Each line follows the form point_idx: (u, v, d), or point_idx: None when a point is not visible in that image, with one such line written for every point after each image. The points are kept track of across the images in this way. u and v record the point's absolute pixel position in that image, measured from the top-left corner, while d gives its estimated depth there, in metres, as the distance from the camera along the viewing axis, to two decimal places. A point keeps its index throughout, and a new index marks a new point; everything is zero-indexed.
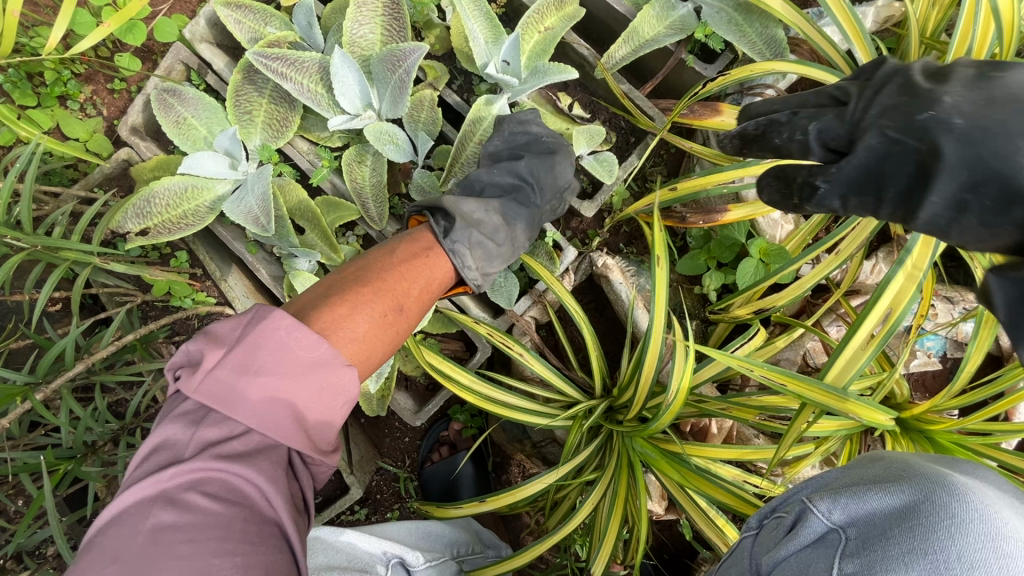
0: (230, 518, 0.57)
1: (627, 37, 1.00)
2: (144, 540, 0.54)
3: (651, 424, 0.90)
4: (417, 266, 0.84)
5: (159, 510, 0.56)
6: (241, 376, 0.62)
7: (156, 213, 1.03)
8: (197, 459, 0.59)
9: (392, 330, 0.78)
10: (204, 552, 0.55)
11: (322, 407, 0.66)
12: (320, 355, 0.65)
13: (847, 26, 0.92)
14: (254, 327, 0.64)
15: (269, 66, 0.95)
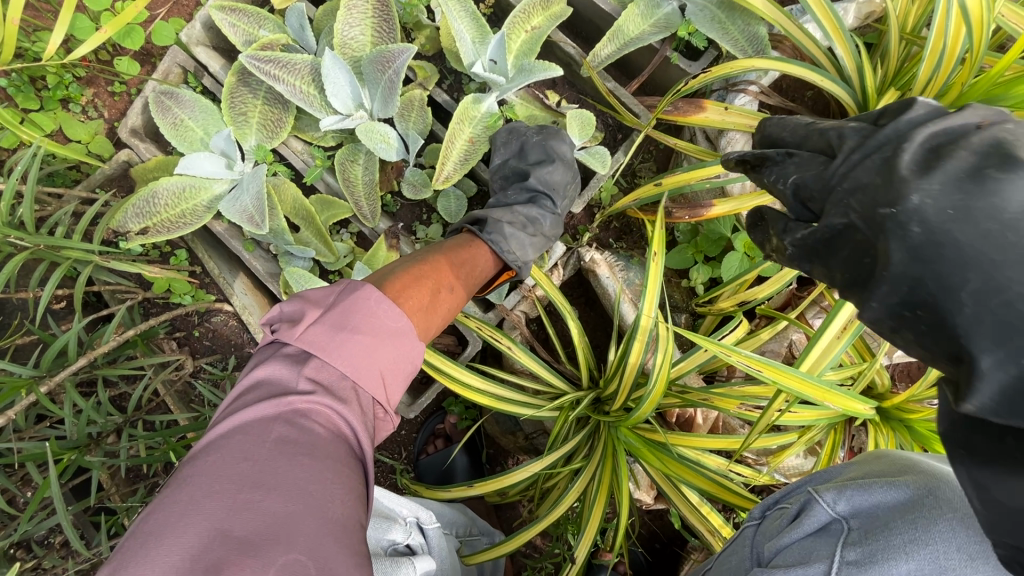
0: (336, 445, 0.57)
1: (612, 36, 1.02)
2: (268, 450, 0.54)
3: (634, 414, 0.94)
4: (465, 253, 0.89)
5: (280, 425, 0.56)
6: (339, 331, 0.63)
7: (156, 213, 1.06)
8: (306, 387, 0.59)
9: (444, 308, 0.81)
10: (322, 465, 0.54)
11: (397, 376, 0.67)
12: (401, 325, 0.68)
13: (827, 23, 0.93)
14: (348, 294, 0.67)
15: (261, 69, 0.98)
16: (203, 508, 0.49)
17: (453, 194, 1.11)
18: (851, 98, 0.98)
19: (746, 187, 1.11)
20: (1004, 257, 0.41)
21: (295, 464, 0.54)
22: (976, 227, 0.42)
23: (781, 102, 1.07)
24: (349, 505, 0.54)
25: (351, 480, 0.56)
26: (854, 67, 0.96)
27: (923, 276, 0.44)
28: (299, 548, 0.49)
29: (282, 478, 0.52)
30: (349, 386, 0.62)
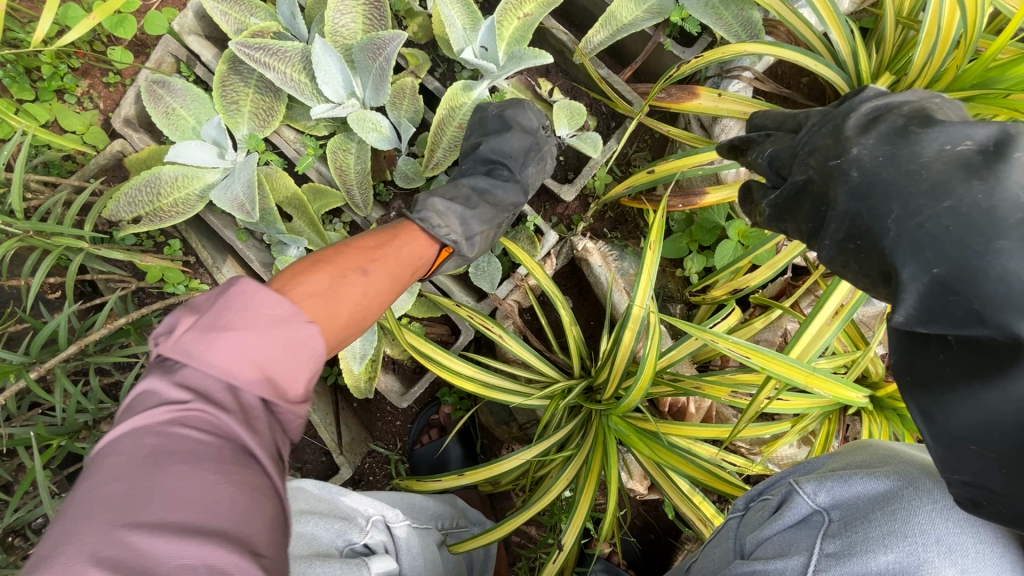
0: (222, 450, 0.50)
1: (604, 21, 1.01)
2: (143, 462, 0.48)
3: (623, 401, 0.93)
4: (387, 237, 0.83)
5: (153, 439, 0.49)
6: (207, 332, 0.54)
7: (147, 202, 1.06)
8: (173, 399, 0.51)
9: (355, 292, 0.72)
10: (201, 469, 0.48)
11: (297, 363, 0.58)
12: (288, 309, 0.59)
13: (821, 7, 0.92)
14: (223, 288, 0.58)
15: (251, 56, 0.97)
16: (78, 536, 0.43)
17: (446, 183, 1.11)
18: (846, 84, 0.97)
19: (739, 174, 1.10)
20: (918, 188, 0.50)
21: (170, 473, 0.47)
22: (900, 168, 0.53)
23: (775, 88, 1.06)
24: (237, 503, 0.48)
25: (247, 480, 0.50)
26: (849, 52, 0.95)
27: (859, 212, 0.55)
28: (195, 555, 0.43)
29: (156, 490, 0.46)
30: (225, 388, 0.54)
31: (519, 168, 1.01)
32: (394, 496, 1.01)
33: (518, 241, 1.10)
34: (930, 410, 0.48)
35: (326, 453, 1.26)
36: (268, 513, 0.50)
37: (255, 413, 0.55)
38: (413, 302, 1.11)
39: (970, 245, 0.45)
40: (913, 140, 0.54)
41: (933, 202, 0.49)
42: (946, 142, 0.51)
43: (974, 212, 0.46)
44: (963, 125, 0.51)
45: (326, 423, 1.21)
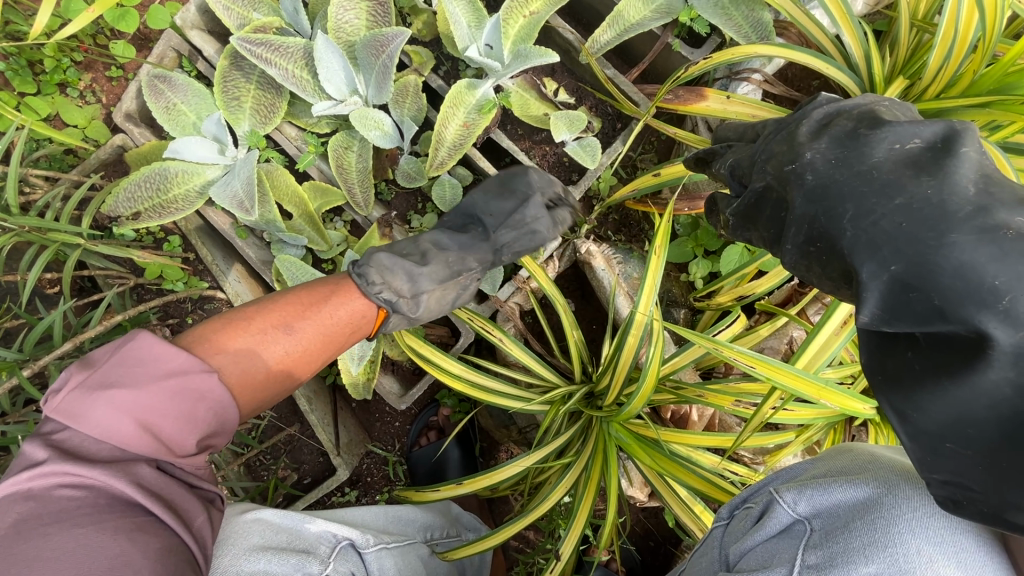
0: (101, 499, 0.59)
1: (611, 21, 0.99)
2: (10, 529, 0.56)
3: (625, 409, 0.91)
4: (320, 290, 0.88)
5: (20, 504, 0.57)
6: (94, 391, 0.63)
7: (146, 198, 1.05)
8: (48, 459, 0.59)
9: (276, 348, 0.80)
10: (66, 525, 0.56)
11: (183, 414, 0.67)
12: (176, 365, 0.68)
13: (833, 8, 0.90)
14: (119, 348, 0.67)
15: (252, 52, 0.96)
16: None
17: (449, 183, 1.09)
18: (858, 87, 0.95)
19: None
20: (869, 188, 0.55)
21: (37, 537, 0.55)
22: (851, 170, 0.57)
23: (785, 91, 1.04)
24: (111, 552, 0.56)
25: (124, 523, 0.59)
26: (861, 54, 0.93)
27: (816, 214, 0.59)
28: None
29: (20, 555, 0.54)
30: (129, 437, 0.63)
31: (496, 227, 0.99)
32: (376, 510, 1.03)
33: None
34: (903, 411, 0.50)
35: (323, 453, 1.25)
36: (153, 551, 0.58)
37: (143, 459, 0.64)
38: None
39: (924, 240, 0.49)
40: (863, 142, 0.59)
41: (885, 200, 0.53)
42: (895, 142, 0.56)
43: (926, 205, 0.50)
44: (910, 125, 0.56)
45: (324, 424, 1.20)
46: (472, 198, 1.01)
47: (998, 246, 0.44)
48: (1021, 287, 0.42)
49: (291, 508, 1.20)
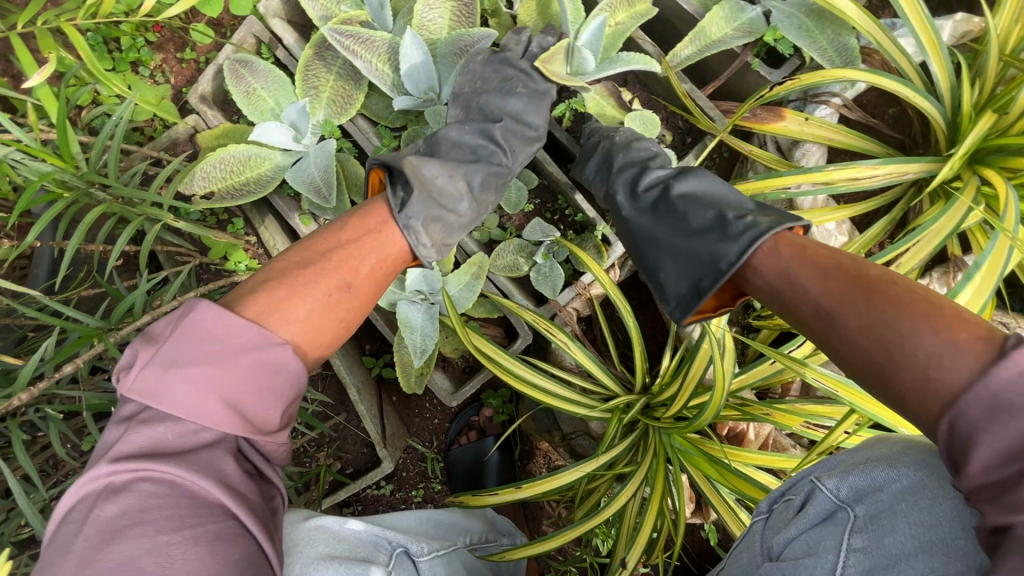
0: (177, 499, 0.53)
1: (693, 36, 1.01)
2: (92, 532, 0.51)
3: (694, 422, 0.91)
4: (366, 240, 0.81)
5: (104, 502, 0.53)
6: (168, 369, 0.59)
7: (220, 178, 1.07)
8: (123, 453, 0.55)
9: (341, 310, 0.75)
10: (149, 527, 0.51)
11: (261, 387, 0.62)
12: (248, 339, 0.63)
13: (923, 36, 0.91)
14: (182, 322, 0.61)
15: (341, 42, 0.98)
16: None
17: (513, 184, 1.09)
18: (942, 116, 0.95)
19: (816, 202, 1.09)
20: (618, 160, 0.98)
21: (122, 538, 0.51)
22: (614, 156, 0.99)
23: (862, 117, 1.05)
24: (194, 556, 0.51)
25: (200, 528, 0.53)
26: (947, 85, 0.94)
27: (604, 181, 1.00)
28: None
29: (107, 558, 0.50)
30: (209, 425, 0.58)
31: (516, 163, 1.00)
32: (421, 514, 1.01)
33: (584, 248, 1.10)
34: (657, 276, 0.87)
35: (368, 445, 1.26)
36: (234, 553, 0.53)
37: (222, 449, 0.58)
38: (473, 303, 1.11)
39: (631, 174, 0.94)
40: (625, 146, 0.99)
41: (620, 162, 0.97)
42: (638, 145, 1.00)
43: (627, 161, 0.96)
44: (639, 140, 1.01)
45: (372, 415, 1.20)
46: (504, 119, 0.98)
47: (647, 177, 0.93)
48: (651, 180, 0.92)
49: (336, 496, 1.21)
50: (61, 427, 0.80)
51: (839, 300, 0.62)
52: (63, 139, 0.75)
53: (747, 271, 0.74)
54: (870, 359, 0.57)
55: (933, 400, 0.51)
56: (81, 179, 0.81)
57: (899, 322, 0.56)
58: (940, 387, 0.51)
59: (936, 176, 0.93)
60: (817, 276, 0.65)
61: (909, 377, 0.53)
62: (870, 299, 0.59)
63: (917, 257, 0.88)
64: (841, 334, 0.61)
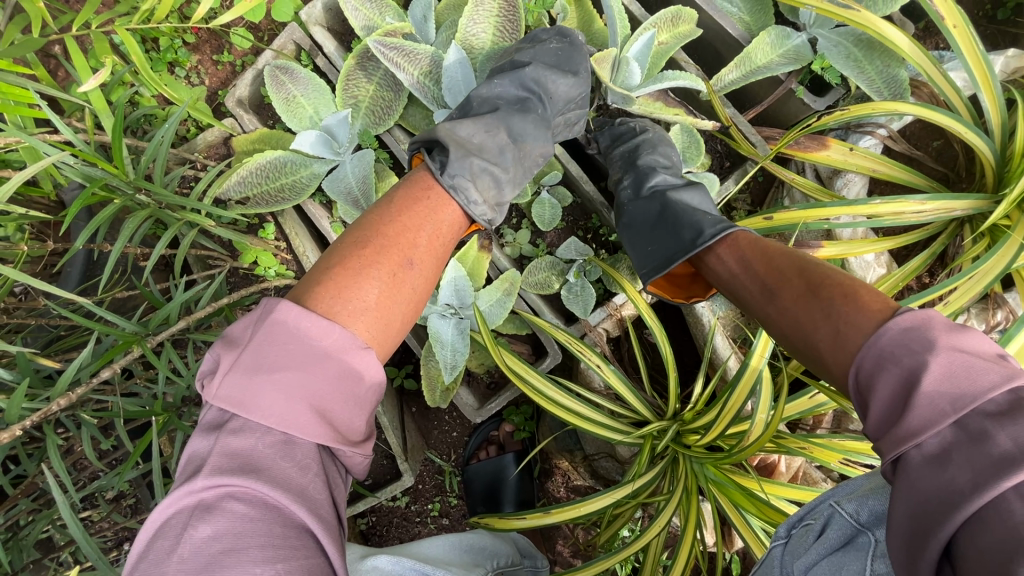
0: (270, 524, 0.52)
1: (739, 61, 1.00)
2: (186, 554, 0.50)
3: (732, 456, 0.90)
4: (419, 211, 0.80)
5: (197, 522, 0.51)
6: (255, 374, 0.58)
7: (258, 184, 1.07)
8: (218, 467, 0.53)
9: (406, 286, 0.74)
10: (246, 556, 0.50)
11: (345, 394, 0.62)
12: (330, 345, 0.62)
13: (976, 71, 0.90)
14: (264, 324, 0.61)
15: (386, 55, 0.97)
16: None
17: (548, 202, 1.08)
18: (991, 152, 0.94)
19: (855, 233, 1.08)
20: (630, 151, 1.04)
21: (219, 568, 0.49)
22: (628, 147, 1.05)
23: (907, 148, 1.04)
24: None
25: (298, 557, 0.52)
26: (999, 120, 0.92)
27: (613, 167, 1.06)
28: None
29: None
30: (271, 445, 0.56)
31: (553, 113, 0.98)
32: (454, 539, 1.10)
33: (618, 269, 1.10)
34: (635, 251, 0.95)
35: (388, 457, 1.25)
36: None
37: (312, 472, 0.58)
38: (503, 319, 1.10)
39: (637, 164, 1.01)
40: (640, 140, 1.05)
41: (630, 154, 1.04)
42: (653, 140, 1.05)
43: (636, 153, 1.03)
44: (658, 137, 1.06)
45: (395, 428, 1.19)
46: (530, 63, 0.96)
47: (649, 166, 0.99)
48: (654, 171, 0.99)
49: (355, 508, 1.20)
50: (93, 432, 0.80)
51: (777, 279, 0.72)
52: (115, 146, 0.75)
53: (708, 254, 0.84)
54: (795, 326, 0.67)
55: (843, 354, 0.59)
56: (128, 185, 0.82)
57: (818, 296, 0.65)
58: (848, 342, 0.59)
59: (985, 214, 0.92)
60: (763, 263, 0.75)
61: (824, 337, 0.62)
62: (803, 279, 0.69)
63: (967, 296, 0.87)
64: (777, 305, 0.70)
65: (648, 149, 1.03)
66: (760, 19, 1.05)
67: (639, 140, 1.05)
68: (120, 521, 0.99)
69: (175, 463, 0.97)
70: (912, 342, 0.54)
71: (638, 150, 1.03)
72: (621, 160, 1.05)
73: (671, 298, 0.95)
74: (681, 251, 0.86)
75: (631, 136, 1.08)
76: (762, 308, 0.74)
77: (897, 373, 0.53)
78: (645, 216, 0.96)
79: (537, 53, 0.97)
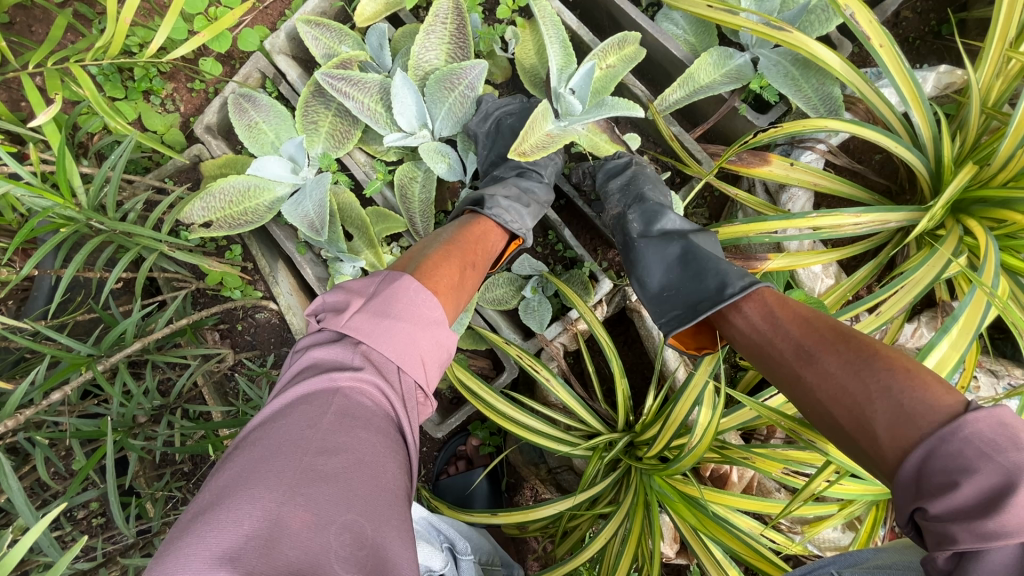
0: (384, 419, 0.59)
1: (682, 82, 1.02)
2: (331, 420, 0.56)
3: (673, 466, 0.92)
4: (479, 235, 0.87)
5: (339, 398, 0.58)
6: (382, 318, 0.64)
7: (219, 208, 1.08)
8: (357, 367, 0.61)
9: (473, 284, 0.80)
10: (372, 433, 0.57)
11: (434, 359, 0.68)
12: (438, 314, 0.68)
13: (905, 89, 0.93)
14: (389, 284, 0.67)
15: (333, 85, 1.00)
16: (276, 463, 0.52)
17: None
18: (924, 166, 0.97)
19: (802, 245, 1.10)
20: (631, 188, 1.01)
21: (353, 435, 0.56)
22: (627, 183, 1.02)
23: (847, 161, 1.07)
24: (396, 472, 0.57)
25: (398, 454, 0.59)
26: (930, 136, 0.95)
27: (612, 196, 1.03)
28: (355, 510, 0.52)
29: (342, 445, 0.55)
30: (391, 368, 0.63)
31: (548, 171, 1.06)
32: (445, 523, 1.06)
33: (572, 285, 1.11)
34: (655, 299, 0.89)
35: None
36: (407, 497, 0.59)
37: (409, 401, 0.65)
38: (461, 335, 1.12)
39: (646, 203, 0.96)
40: (634, 176, 1.03)
41: (633, 189, 1.01)
42: (645, 171, 1.06)
43: (637, 189, 1.00)
44: (651, 173, 1.05)
45: None
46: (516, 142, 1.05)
47: (658, 208, 0.95)
48: (670, 219, 0.93)
49: None
50: (46, 452, 0.82)
51: (820, 342, 0.66)
52: (62, 177, 0.78)
53: (731, 310, 0.78)
54: (842, 397, 0.61)
55: (904, 436, 0.54)
56: (81, 213, 0.85)
57: (873, 369, 0.60)
58: (911, 422, 0.54)
59: (918, 224, 0.94)
60: (799, 324, 0.70)
61: (881, 414, 0.57)
62: (848, 346, 0.64)
63: (898, 304, 0.88)
64: (819, 371, 0.64)
65: (646, 183, 1.02)
66: (704, 40, 1.11)
67: (633, 171, 1.05)
68: (81, 539, 1.01)
69: (135, 481, 0.99)
70: (1000, 437, 0.49)
71: (636, 180, 1.02)
72: (622, 191, 1.02)
73: (684, 348, 0.86)
74: (711, 298, 0.79)
75: (614, 170, 1.07)
76: (795, 374, 0.68)
77: (982, 468, 0.48)
78: (663, 258, 0.90)
79: (513, 130, 1.07)
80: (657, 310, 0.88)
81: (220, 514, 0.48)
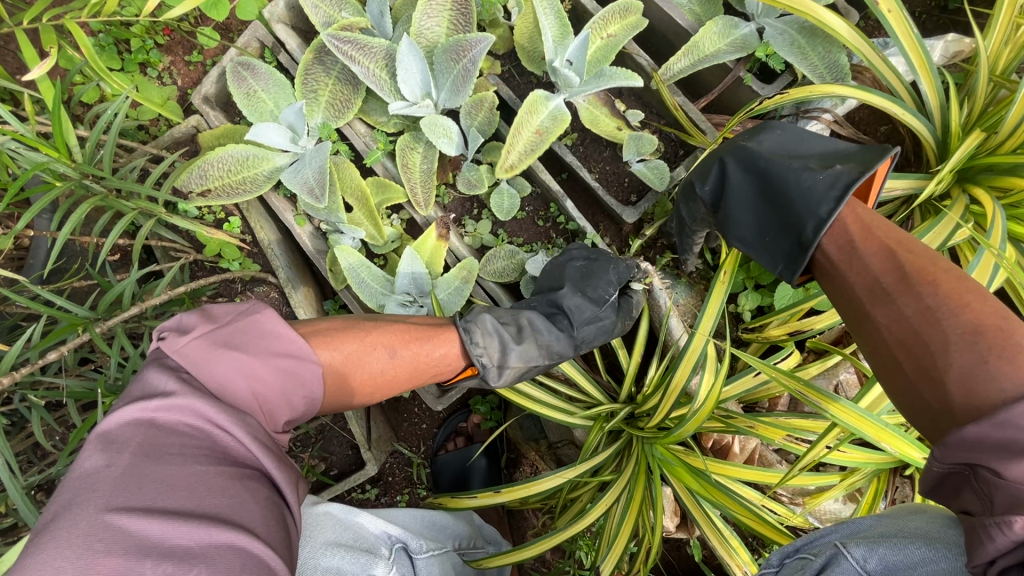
0: (211, 443, 0.57)
1: (687, 50, 1.01)
2: (133, 455, 0.53)
3: (674, 432, 0.92)
4: (429, 336, 0.87)
5: (142, 429, 0.55)
6: (220, 348, 0.62)
7: (216, 176, 1.07)
8: (172, 391, 0.58)
9: (371, 362, 0.80)
10: (190, 460, 0.55)
11: (284, 396, 0.66)
12: (296, 348, 0.68)
13: (913, 56, 0.91)
14: (246, 316, 0.67)
15: (340, 48, 1.00)
16: (79, 506, 0.50)
17: (506, 192, 1.10)
18: (932, 134, 0.96)
19: None
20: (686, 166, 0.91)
21: (165, 462, 0.54)
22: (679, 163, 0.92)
23: (853, 132, 1.06)
24: (233, 495, 0.55)
25: (236, 472, 0.57)
26: (937, 104, 0.94)
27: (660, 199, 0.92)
28: (188, 535, 0.50)
29: (152, 476, 0.52)
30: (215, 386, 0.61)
31: (579, 329, 0.98)
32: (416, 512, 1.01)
33: None
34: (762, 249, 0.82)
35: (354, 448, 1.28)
36: (270, 515, 0.57)
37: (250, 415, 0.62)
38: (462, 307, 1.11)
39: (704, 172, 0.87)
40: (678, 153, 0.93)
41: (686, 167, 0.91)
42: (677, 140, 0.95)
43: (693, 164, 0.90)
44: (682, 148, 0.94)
45: (359, 417, 1.20)
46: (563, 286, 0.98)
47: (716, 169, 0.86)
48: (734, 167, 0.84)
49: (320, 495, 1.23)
50: (42, 413, 0.81)
51: (900, 281, 0.62)
52: (58, 130, 0.77)
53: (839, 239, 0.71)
54: (913, 341, 0.58)
55: (983, 389, 0.51)
56: (76, 170, 0.84)
57: (956, 317, 0.56)
58: (993, 378, 0.51)
59: (925, 191, 0.93)
60: (881, 256, 0.65)
61: (959, 363, 0.54)
62: (934, 289, 0.60)
63: None
64: (895, 314, 0.61)
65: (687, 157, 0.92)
66: (709, 9, 1.07)
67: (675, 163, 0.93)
68: None
69: None
70: None
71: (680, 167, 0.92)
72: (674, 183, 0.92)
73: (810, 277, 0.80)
74: (815, 222, 0.71)
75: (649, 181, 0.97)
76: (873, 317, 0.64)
77: None
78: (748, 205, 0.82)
79: (569, 272, 0.99)
80: (771, 258, 0.81)
81: (39, 543, 0.49)
